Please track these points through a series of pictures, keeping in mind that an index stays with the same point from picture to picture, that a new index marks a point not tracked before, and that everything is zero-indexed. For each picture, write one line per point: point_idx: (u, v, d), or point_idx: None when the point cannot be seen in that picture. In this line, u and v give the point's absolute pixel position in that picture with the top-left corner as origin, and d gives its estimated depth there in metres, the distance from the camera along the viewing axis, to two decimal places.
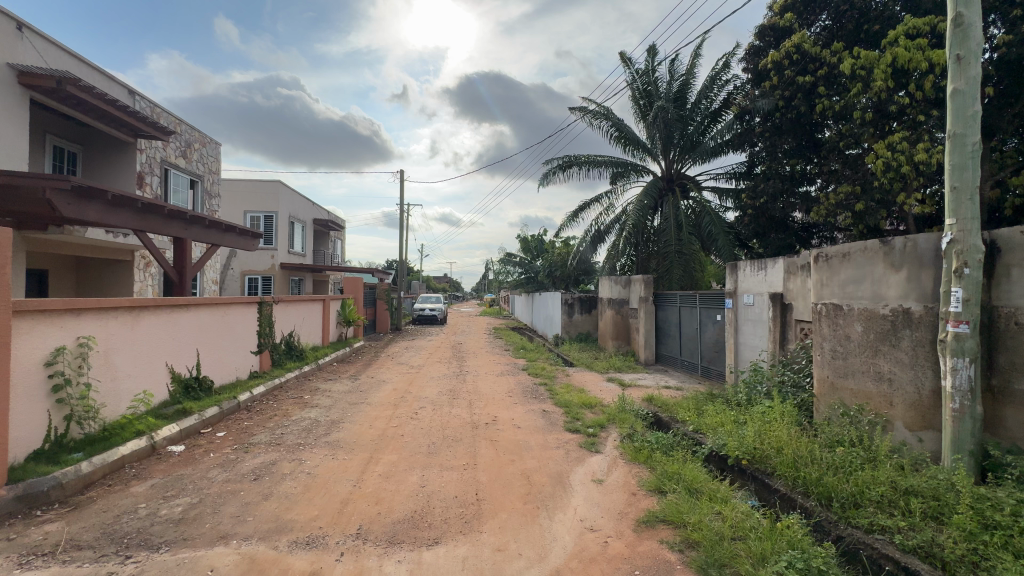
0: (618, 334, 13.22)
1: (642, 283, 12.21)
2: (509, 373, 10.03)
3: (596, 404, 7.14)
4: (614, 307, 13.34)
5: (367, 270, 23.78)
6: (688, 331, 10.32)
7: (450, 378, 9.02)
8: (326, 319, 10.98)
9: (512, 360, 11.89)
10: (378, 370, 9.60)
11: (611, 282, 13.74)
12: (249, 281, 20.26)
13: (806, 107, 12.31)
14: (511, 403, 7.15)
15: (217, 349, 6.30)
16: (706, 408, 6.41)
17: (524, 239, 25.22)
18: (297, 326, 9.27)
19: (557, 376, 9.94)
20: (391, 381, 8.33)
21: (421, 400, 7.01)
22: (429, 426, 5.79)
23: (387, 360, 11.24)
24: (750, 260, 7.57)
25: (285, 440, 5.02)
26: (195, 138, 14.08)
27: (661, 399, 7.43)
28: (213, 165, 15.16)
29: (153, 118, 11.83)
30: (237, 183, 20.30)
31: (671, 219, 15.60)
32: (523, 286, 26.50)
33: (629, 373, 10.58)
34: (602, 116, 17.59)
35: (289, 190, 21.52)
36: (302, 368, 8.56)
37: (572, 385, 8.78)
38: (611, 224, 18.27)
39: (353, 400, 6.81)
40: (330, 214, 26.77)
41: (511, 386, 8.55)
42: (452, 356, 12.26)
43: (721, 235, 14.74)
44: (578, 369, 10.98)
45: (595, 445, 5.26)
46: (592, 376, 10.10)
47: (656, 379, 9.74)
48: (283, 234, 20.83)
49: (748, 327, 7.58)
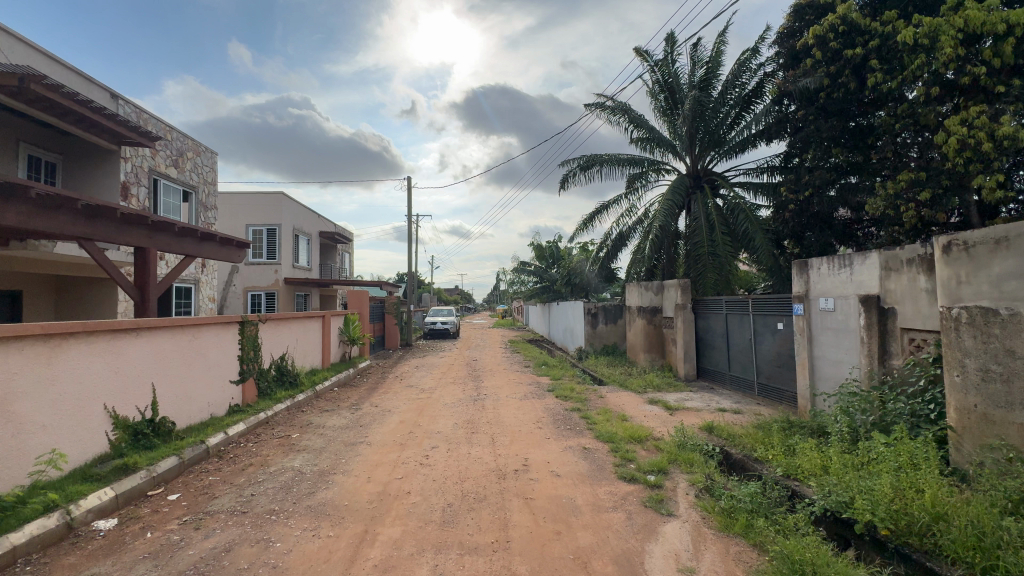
0: (651, 347, 11.86)
1: (680, 289, 10.84)
2: (534, 395, 8.75)
3: (646, 438, 5.82)
4: (646, 316, 11.98)
5: (376, 283, 22.72)
6: (739, 343, 8.94)
7: (467, 405, 7.75)
8: (326, 339, 9.82)
9: (535, 379, 10.59)
10: (384, 396, 8.36)
11: (640, 289, 12.35)
12: (252, 298, 19.33)
13: (856, 85, 11.00)
14: (542, 438, 5.85)
15: (181, 381, 5.13)
16: (793, 444, 5.04)
17: (539, 246, 23.92)
18: (291, 348, 8.11)
19: (590, 398, 8.61)
20: (398, 411, 7.08)
21: (433, 437, 5.76)
22: (443, 476, 4.52)
23: (394, 382, 10.02)
24: (826, 256, 6.25)
25: (253, 508, 3.77)
26: (189, 146, 13.21)
27: (726, 429, 6.06)
28: (210, 175, 14.29)
29: (138, 123, 10.98)
30: (238, 196, 19.45)
31: (702, 218, 14.26)
32: (539, 296, 25.19)
33: (671, 392, 9.22)
34: (620, 111, 16.42)
35: (293, 201, 20.62)
36: (295, 398, 7.37)
37: (610, 411, 7.45)
38: (633, 226, 16.98)
39: (350, 439, 5.58)
40: (337, 226, 25.86)
41: (538, 413, 7.24)
42: (467, 375, 11.02)
43: (757, 231, 13.24)
44: (612, 389, 9.64)
45: (664, 504, 3.94)
46: (630, 397, 8.74)
47: (705, 400, 8.37)
48: (287, 248, 19.91)
49: (828, 338, 6.22)
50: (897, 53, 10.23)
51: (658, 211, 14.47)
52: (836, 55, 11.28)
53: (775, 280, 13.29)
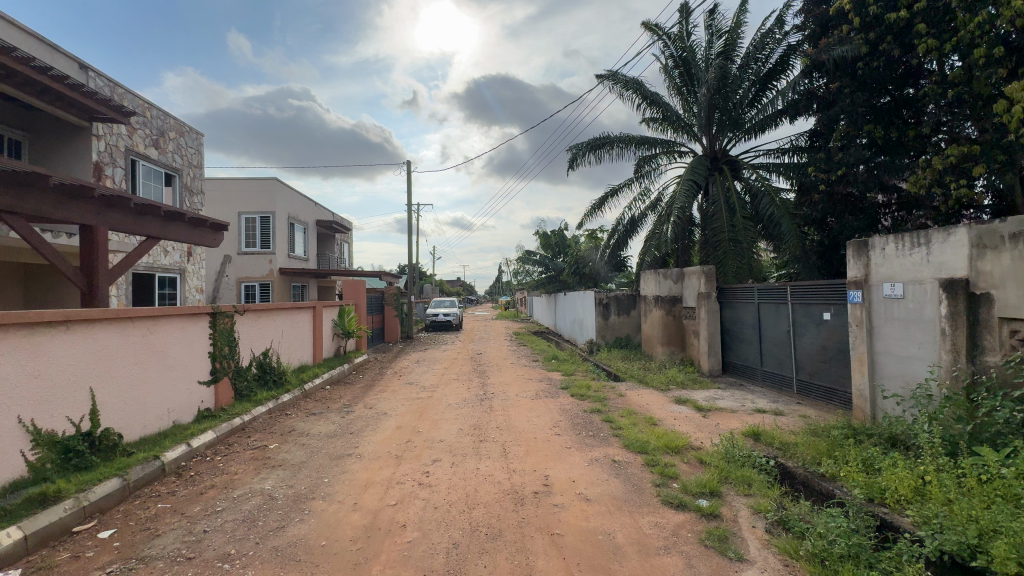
0: (670, 341, 10.99)
1: (703, 276, 9.93)
2: (547, 394, 7.91)
3: (684, 448, 4.96)
4: (664, 307, 11.09)
5: (376, 274, 21.88)
6: (773, 335, 8.06)
7: (473, 405, 6.91)
8: (318, 332, 8.99)
9: (546, 376, 9.73)
10: (380, 396, 7.53)
11: (657, 277, 11.44)
12: (246, 289, 18.50)
13: (898, 52, 9.99)
14: (562, 447, 5.02)
15: (131, 384, 4.29)
16: (868, 458, 4.17)
17: (545, 235, 23.02)
18: (275, 342, 7.26)
19: (610, 397, 7.74)
20: (395, 414, 6.25)
21: (435, 447, 4.92)
22: (448, 501, 3.67)
23: (392, 379, 9.18)
24: (892, 235, 5.35)
25: (203, 552, 2.93)
26: (171, 126, 12.29)
27: (778, 437, 5.17)
28: (195, 158, 13.38)
29: (111, 98, 10.02)
30: (229, 182, 18.52)
31: (722, 201, 13.27)
32: (545, 286, 24.31)
33: (697, 390, 8.35)
34: (633, 88, 15.40)
35: (287, 188, 19.71)
36: (280, 399, 6.54)
37: (636, 413, 6.58)
38: (646, 212, 16.04)
39: (337, 451, 4.75)
40: (334, 214, 24.93)
41: (554, 415, 6.39)
42: (472, 371, 10.19)
43: (784, 215, 12.23)
44: (631, 386, 8.78)
45: (729, 544, 3.07)
46: (654, 396, 7.87)
47: (738, 398, 7.53)
48: (282, 237, 19.03)
49: (894, 330, 5.33)
50: (947, 15, 9.17)
51: (675, 194, 13.44)
52: (875, 20, 10.25)
53: (802, 268, 12.31)
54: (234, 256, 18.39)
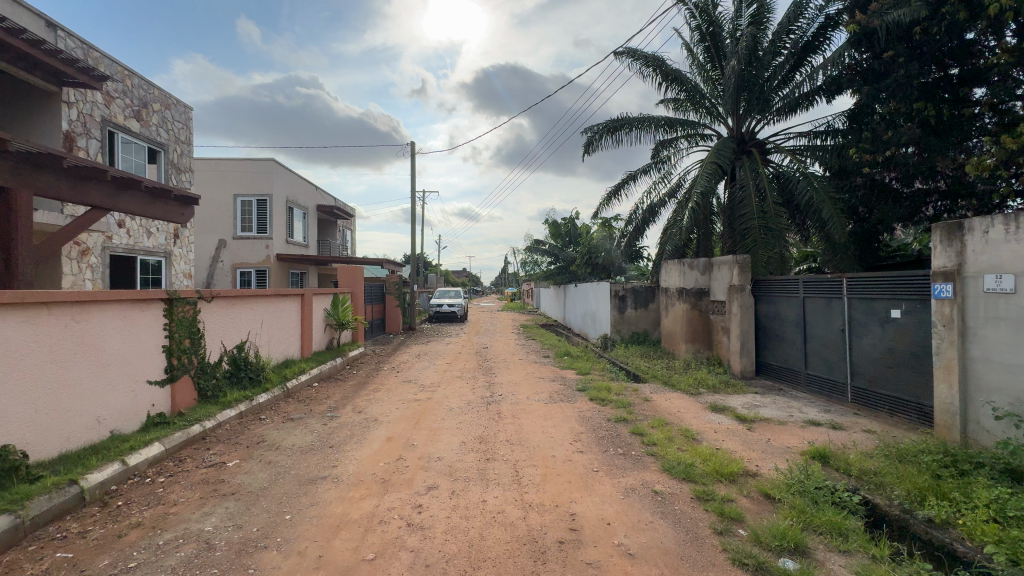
0: (695, 337, 10.00)
1: (735, 267, 8.89)
2: (562, 397, 6.98)
3: (740, 475, 4.01)
4: (689, 300, 10.09)
5: (378, 262, 20.93)
6: (822, 334, 7.04)
7: (479, 411, 5.98)
8: (306, 323, 8.08)
9: (559, 375, 8.78)
10: (372, 398, 6.62)
11: (681, 268, 10.41)
12: (242, 276, 17.66)
13: (966, 15, 8.80)
14: (588, 471, 4.09)
15: (45, 387, 3.37)
16: (996, 500, 3.18)
17: (554, 224, 21.95)
18: (253, 334, 6.35)
19: (634, 402, 6.80)
20: (386, 421, 5.32)
21: (433, 468, 4.00)
22: (445, 555, 2.74)
23: (388, 377, 8.26)
24: (1001, 215, 4.31)
25: None
26: (155, 97, 11.37)
27: (854, 462, 4.18)
28: (183, 133, 12.46)
29: (83, 60, 9.05)
30: (224, 163, 17.58)
31: (752, 186, 12.10)
32: (553, 278, 23.28)
33: (732, 395, 7.36)
34: (654, 64, 14.23)
35: (286, 170, 18.78)
36: (256, 400, 5.65)
37: (668, 424, 5.62)
38: (665, 198, 14.96)
39: (311, 472, 3.84)
40: (336, 200, 23.98)
41: (573, 425, 5.45)
42: (477, 367, 9.26)
43: (824, 201, 11.04)
44: (656, 388, 7.81)
45: None
46: (685, 401, 6.90)
47: (783, 407, 6.55)
48: (279, 221, 18.12)
49: (1000, 332, 4.31)
50: None
51: (703, 177, 12.22)
52: None
53: (840, 260, 11.14)
54: (229, 241, 17.54)
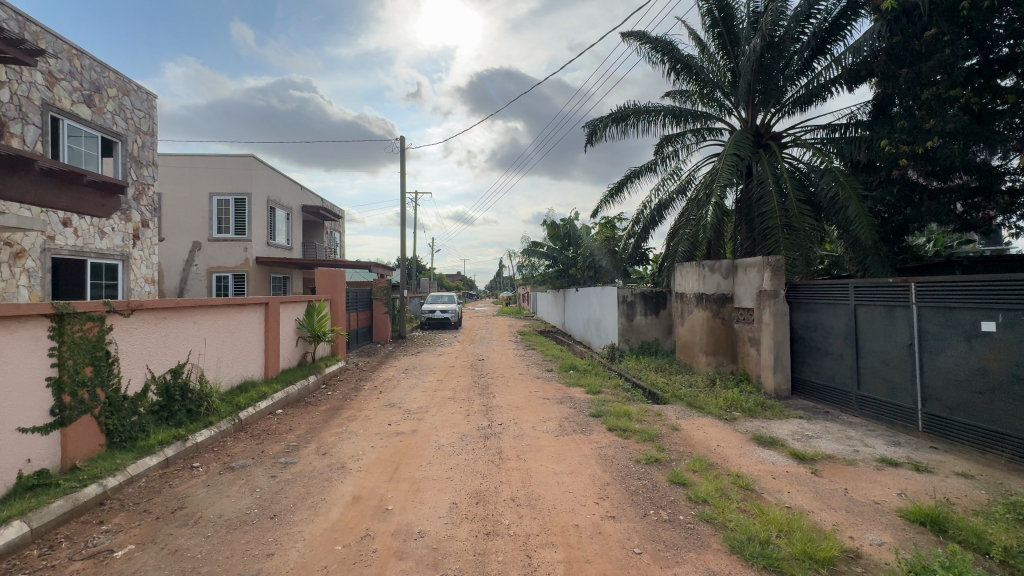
0: (718, 349, 8.91)
1: (766, 270, 7.81)
2: (573, 425, 5.83)
3: (839, 560, 2.88)
4: (710, 308, 9.00)
5: (366, 266, 19.71)
6: (882, 349, 5.97)
7: (475, 449, 4.81)
8: (271, 336, 6.88)
9: (567, 395, 7.63)
10: (345, 430, 5.43)
11: (700, 272, 9.32)
12: (218, 281, 16.43)
13: None
14: (629, 553, 2.94)
15: None
16: None
17: (553, 225, 20.75)
18: (196, 353, 5.17)
19: (661, 432, 5.67)
20: (357, 469, 4.14)
21: (413, 555, 2.83)
22: None
23: (368, 399, 7.07)
24: None
25: None
26: (110, 81, 10.17)
27: (993, 538, 3.04)
28: (145, 123, 11.25)
29: (16, 33, 7.83)
30: (198, 159, 16.33)
31: (771, 181, 11.03)
32: (552, 282, 22.12)
33: (774, 421, 6.24)
34: (662, 50, 13.25)
35: (266, 167, 17.54)
36: (193, 440, 4.47)
37: (712, 468, 4.47)
38: (673, 195, 13.88)
39: (234, 567, 2.64)
40: (323, 200, 22.74)
41: (595, 470, 4.31)
42: (472, 386, 8.08)
43: (852, 196, 9.86)
44: (682, 411, 6.68)
45: None
46: (722, 430, 5.78)
47: (843, 438, 5.44)
48: (259, 222, 16.90)
49: None
50: None
51: (718, 169, 11.03)
52: None
53: (869, 262, 9.98)
54: (203, 243, 16.29)
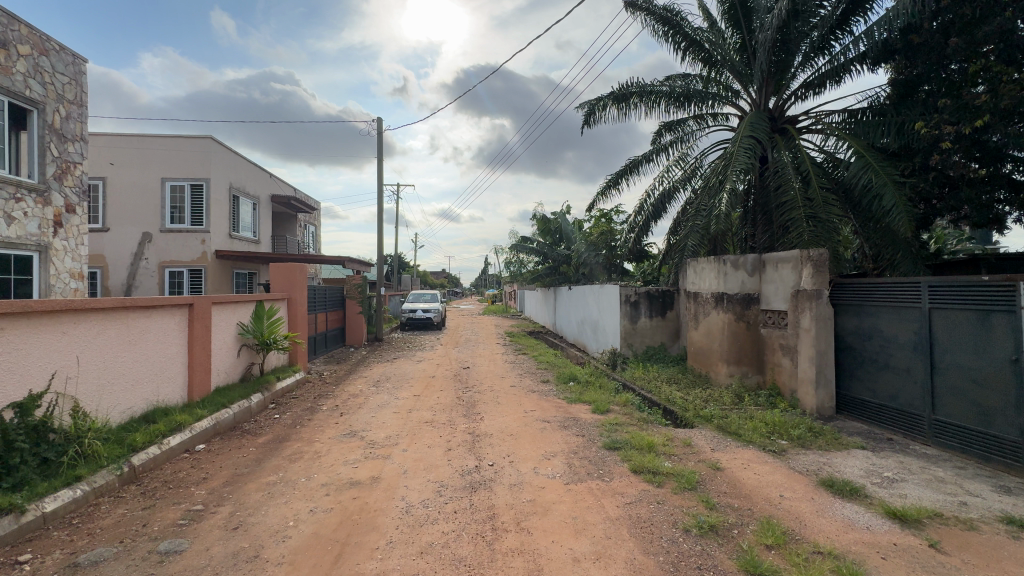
0: (742, 358, 7.70)
1: (805, 265, 6.60)
2: (586, 465, 4.49)
3: None
4: (732, 310, 7.81)
5: (340, 261, 18.10)
6: (971, 365, 4.76)
7: (457, 513, 3.43)
8: (197, 348, 5.40)
9: (571, 417, 6.29)
10: (280, 479, 4.00)
11: (719, 268, 8.07)
12: (172, 277, 14.74)
13: None
14: None
15: None
16: None
17: (544, 219, 19.41)
18: (67, 377, 3.75)
19: (700, 474, 4.36)
20: (275, 561, 2.73)
21: None
22: None
23: (324, 425, 5.62)
24: None
25: None
26: (20, 36, 8.48)
27: None
28: (70, 92, 9.55)
29: None
30: (149, 140, 14.54)
31: (790, 168, 9.84)
32: (541, 280, 20.79)
33: (833, 454, 5.00)
34: (667, 22, 11.92)
35: (228, 151, 15.83)
36: (35, 513, 3.01)
37: (793, 544, 3.17)
38: (677, 186, 12.64)
39: None
40: (294, 189, 21.00)
41: (632, 552, 2.97)
42: (456, 406, 6.67)
43: (886, 184, 8.64)
44: (716, 439, 5.40)
45: None
46: (775, 471, 4.51)
47: (937, 483, 4.21)
48: (219, 211, 15.20)
49: None
50: None
51: (734, 153, 9.71)
52: None
53: (900, 258, 8.87)
54: (155, 235, 14.55)
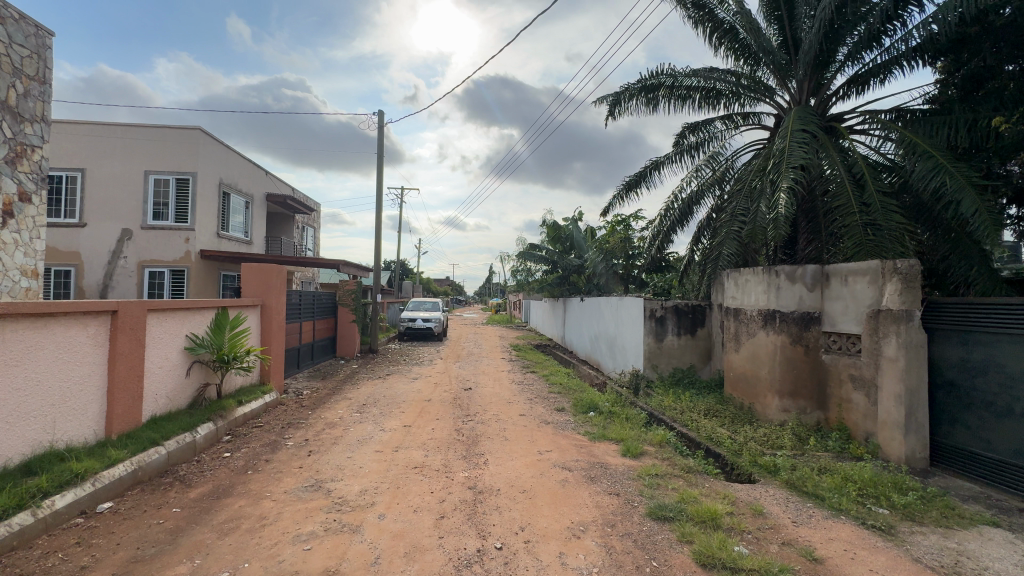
0: (799, 390, 6.40)
1: (890, 279, 5.34)
2: (632, 551, 3.21)
3: None
4: (787, 332, 6.53)
5: (335, 266, 16.95)
6: None
7: None
8: (123, 366, 4.20)
9: (598, 462, 5.01)
10: (193, 573, 2.75)
11: (770, 282, 6.81)
12: (152, 277, 13.63)
13: None
14: None
15: None
16: None
17: (553, 226, 17.99)
18: None
19: (796, 572, 3.06)
20: None
21: None
22: None
23: (284, 471, 4.37)
24: None
25: None
26: None
27: None
28: (30, 66, 8.50)
29: None
30: (134, 129, 13.51)
31: (842, 170, 8.59)
32: (550, 290, 19.54)
33: (960, 533, 3.70)
34: (702, 7, 10.71)
35: (220, 144, 14.79)
36: None
37: None
38: (706, 189, 11.44)
39: None
40: (292, 189, 19.94)
41: None
42: (452, 443, 5.40)
43: (964, 188, 7.34)
44: (794, 505, 4.10)
45: None
46: (897, 566, 3.21)
47: None
48: (207, 208, 14.12)
49: None
50: None
51: (783, 149, 8.43)
52: None
53: (975, 275, 7.60)
54: (135, 231, 13.45)
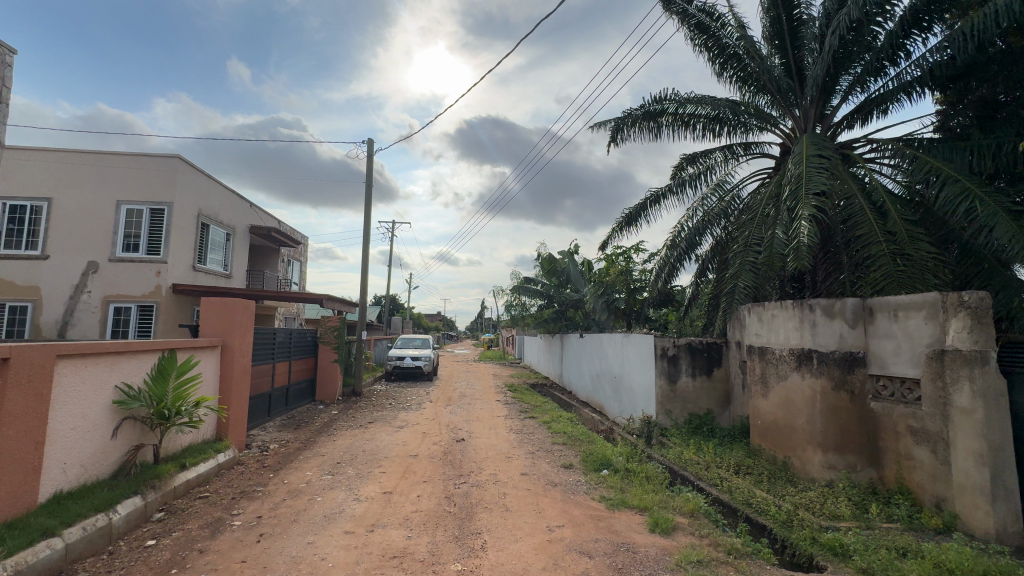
0: (846, 444, 5.52)
1: (955, 314, 4.56)
2: None
3: None
4: (827, 375, 5.69)
5: (319, 301, 16.00)
6: None
7: None
8: (11, 432, 3.20)
9: (622, 543, 4.03)
10: None
11: (803, 318, 6.03)
12: (117, 313, 12.58)
13: None
14: None
15: None
16: None
17: (549, 259, 17.46)
18: None
19: None
20: None
21: None
22: None
23: (220, 569, 3.33)
24: None
25: None
26: None
27: None
28: None
29: None
30: (108, 158, 12.78)
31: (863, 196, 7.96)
32: (546, 325, 18.69)
33: None
34: (705, 32, 10.43)
35: (200, 174, 14.08)
36: None
37: None
38: (712, 218, 10.82)
39: None
40: (278, 222, 19.20)
41: None
42: (440, 517, 4.39)
43: (999, 215, 6.63)
44: None
45: None
46: None
47: None
48: (182, 239, 13.21)
49: None
50: None
51: (801, 175, 7.83)
52: None
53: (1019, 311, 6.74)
54: (102, 264, 12.50)
